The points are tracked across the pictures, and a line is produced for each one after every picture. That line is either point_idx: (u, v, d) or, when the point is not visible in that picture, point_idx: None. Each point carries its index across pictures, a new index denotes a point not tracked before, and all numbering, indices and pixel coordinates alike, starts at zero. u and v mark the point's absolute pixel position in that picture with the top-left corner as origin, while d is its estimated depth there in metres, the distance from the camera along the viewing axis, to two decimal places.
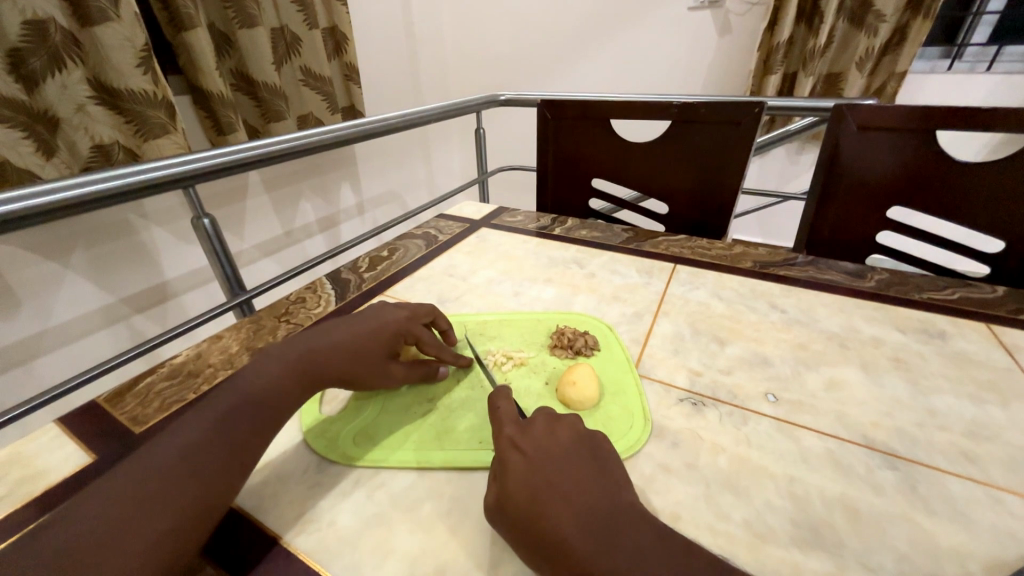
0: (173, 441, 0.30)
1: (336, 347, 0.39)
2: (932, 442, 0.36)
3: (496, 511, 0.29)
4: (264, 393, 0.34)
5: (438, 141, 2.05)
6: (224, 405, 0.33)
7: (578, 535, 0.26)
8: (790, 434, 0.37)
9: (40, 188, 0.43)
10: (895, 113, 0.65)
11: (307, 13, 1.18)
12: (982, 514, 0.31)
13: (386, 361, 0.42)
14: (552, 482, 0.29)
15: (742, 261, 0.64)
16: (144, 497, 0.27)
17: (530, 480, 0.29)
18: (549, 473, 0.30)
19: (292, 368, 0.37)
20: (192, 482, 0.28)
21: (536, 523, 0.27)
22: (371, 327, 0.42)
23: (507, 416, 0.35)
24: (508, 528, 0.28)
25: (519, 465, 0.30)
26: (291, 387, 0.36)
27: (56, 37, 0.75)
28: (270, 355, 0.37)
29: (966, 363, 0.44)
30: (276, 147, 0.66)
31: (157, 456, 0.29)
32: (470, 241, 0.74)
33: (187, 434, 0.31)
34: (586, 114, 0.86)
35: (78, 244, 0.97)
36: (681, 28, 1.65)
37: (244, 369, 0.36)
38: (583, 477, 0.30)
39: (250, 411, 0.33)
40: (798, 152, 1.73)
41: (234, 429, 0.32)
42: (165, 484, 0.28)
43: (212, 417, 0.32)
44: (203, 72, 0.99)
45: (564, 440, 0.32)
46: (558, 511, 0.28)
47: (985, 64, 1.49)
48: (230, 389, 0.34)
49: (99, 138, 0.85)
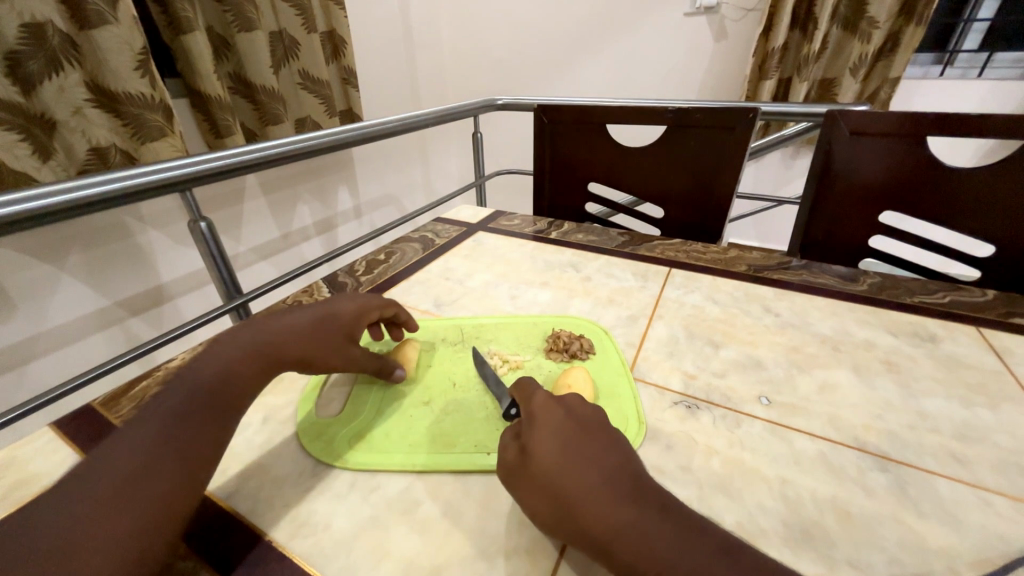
0: (130, 440, 0.29)
1: (291, 332, 0.39)
2: (923, 444, 0.36)
3: (519, 474, 0.30)
4: (218, 383, 0.34)
5: (436, 144, 2.06)
6: (185, 395, 0.32)
7: (602, 499, 0.26)
8: (782, 436, 0.37)
9: (37, 191, 0.44)
10: (885, 119, 0.66)
11: (306, 17, 1.19)
12: (971, 515, 0.31)
13: (344, 343, 0.42)
14: (574, 449, 0.29)
15: (736, 264, 0.65)
16: (108, 496, 0.26)
17: (554, 445, 0.30)
18: (565, 442, 0.30)
19: (248, 355, 0.36)
20: (160, 476, 0.28)
21: (560, 487, 0.27)
22: (325, 312, 0.42)
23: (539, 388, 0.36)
24: (530, 494, 0.29)
25: (544, 431, 0.31)
26: (247, 373, 0.35)
27: (53, 38, 0.75)
28: (227, 342, 0.37)
29: (957, 366, 0.45)
30: (274, 150, 0.67)
31: (117, 454, 0.28)
32: (466, 244, 0.74)
33: (146, 430, 0.30)
34: (582, 119, 0.87)
35: (74, 246, 0.96)
36: (677, 33, 1.67)
37: (200, 357, 0.35)
38: (603, 446, 0.30)
39: (212, 401, 0.33)
40: (794, 157, 1.74)
41: (197, 420, 0.31)
42: (132, 480, 0.27)
43: (175, 406, 0.31)
44: (201, 76, 0.99)
45: (587, 415, 0.33)
46: (579, 476, 0.28)
47: (976, 70, 1.51)
48: (182, 382, 0.33)
49: (97, 140, 0.85)
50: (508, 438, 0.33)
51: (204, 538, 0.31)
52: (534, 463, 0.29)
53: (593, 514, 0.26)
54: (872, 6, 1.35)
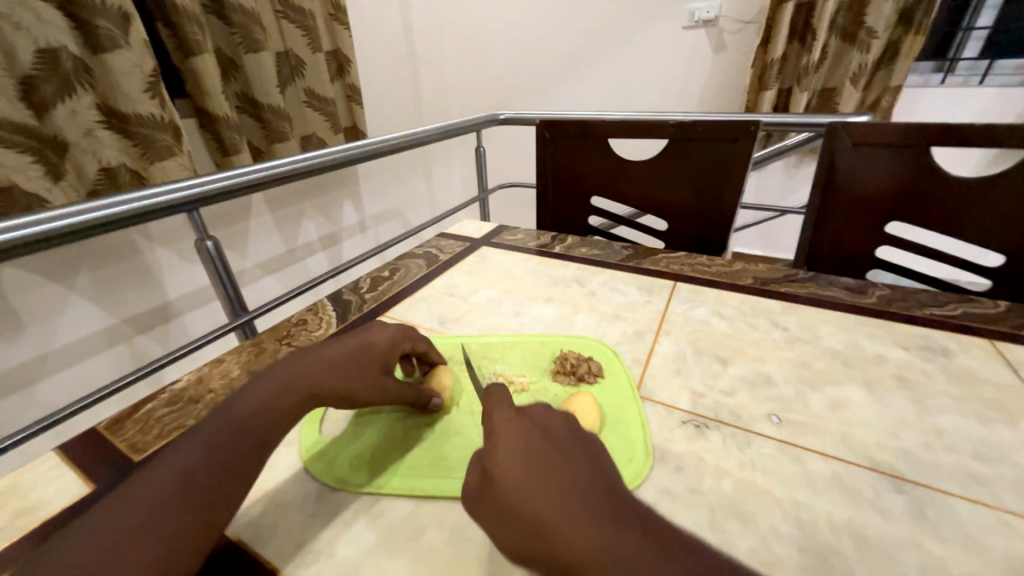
0: (161, 468, 0.30)
1: (324, 363, 0.39)
2: (940, 464, 0.35)
3: (483, 502, 0.28)
4: (252, 415, 0.34)
5: (439, 158, 2.08)
6: (216, 429, 0.33)
7: (571, 522, 0.25)
8: (794, 456, 0.36)
9: (55, 214, 0.45)
10: (888, 130, 0.66)
11: (310, 37, 1.21)
12: (993, 539, 0.30)
13: (376, 374, 0.41)
14: (540, 470, 0.28)
15: (742, 278, 0.64)
16: (130, 527, 0.27)
17: (518, 464, 0.29)
18: (530, 462, 0.29)
19: (283, 388, 0.36)
20: (180, 510, 0.28)
21: (525, 512, 0.26)
22: (360, 343, 0.42)
23: (502, 399, 0.34)
24: (494, 522, 0.27)
25: (508, 454, 0.29)
26: (281, 407, 0.35)
27: (67, 64, 0.77)
28: (264, 376, 0.37)
29: (971, 381, 0.44)
30: (281, 170, 0.67)
31: (149, 481, 0.29)
32: (470, 259, 0.74)
33: (178, 460, 0.31)
34: (584, 134, 0.88)
35: (84, 265, 0.98)
36: (677, 46, 1.69)
37: (238, 392, 0.36)
38: (571, 463, 0.29)
39: (243, 435, 0.33)
40: (796, 166, 1.74)
41: (224, 452, 0.32)
42: (154, 512, 0.28)
43: (205, 441, 0.32)
44: (209, 96, 1.01)
45: (556, 428, 0.32)
46: (543, 498, 0.27)
47: (977, 77, 1.51)
48: (222, 412, 0.34)
49: (107, 161, 0.87)
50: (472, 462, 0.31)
51: (207, 570, 0.31)
52: (497, 492, 0.28)
53: (563, 538, 0.25)
54: (870, 16, 1.37)
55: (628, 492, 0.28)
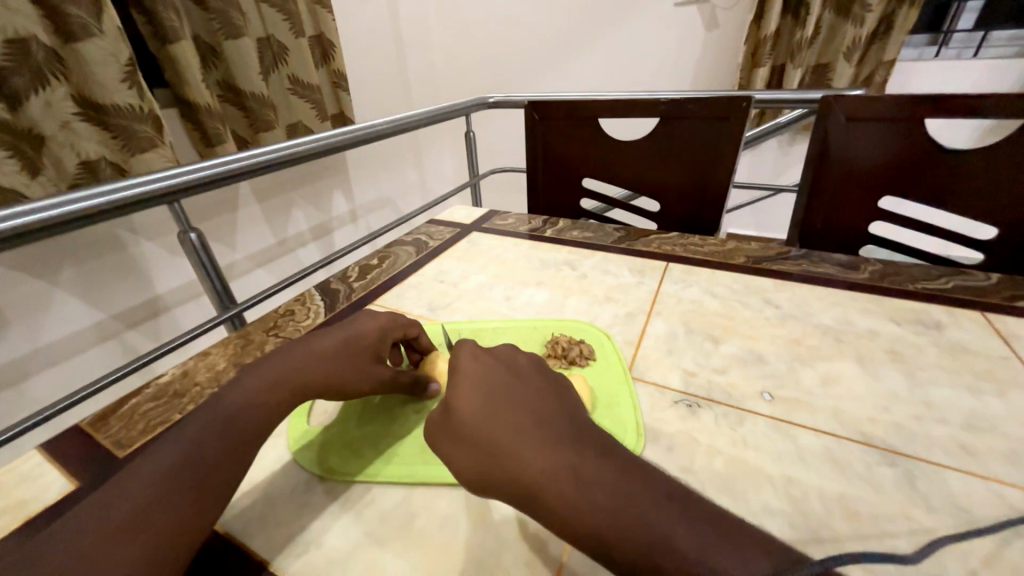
0: (146, 465, 0.30)
1: (314, 356, 0.38)
2: (931, 436, 0.35)
3: (446, 434, 0.31)
4: (241, 410, 0.34)
5: (429, 144, 2.04)
6: (204, 425, 0.32)
7: (523, 446, 0.28)
8: (786, 433, 0.36)
9: (29, 206, 0.43)
10: (883, 104, 0.65)
11: (293, 22, 1.17)
12: (983, 508, 0.30)
13: (367, 364, 0.40)
14: (499, 405, 0.31)
15: (735, 256, 0.64)
16: (115, 525, 0.26)
17: (479, 400, 0.32)
18: (489, 398, 0.32)
19: (273, 381, 0.36)
20: (168, 508, 0.28)
21: (483, 439, 0.29)
22: (350, 334, 0.41)
23: (471, 347, 0.37)
24: (455, 451, 0.30)
25: (469, 392, 0.32)
26: (270, 402, 0.35)
27: (38, 55, 0.74)
28: (252, 370, 0.36)
29: (963, 354, 0.44)
30: (264, 158, 0.65)
31: (134, 478, 0.29)
32: (460, 245, 0.73)
33: (164, 456, 0.30)
34: (574, 114, 0.86)
35: (68, 261, 0.96)
36: (668, 23, 1.65)
37: (226, 387, 0.35)
38: (530, 400, 0.32)
39: (232, 429, 0.32)
40: (790, 144, 1.73)
41: (213, 447, 0.31)
42: (140, 510, 0.27)
43: (192, 437, 0.31)
44: (189, 84, 0.98)
45: (541, 399, 0.32)
46: (499, 428, 0.30)
47: (971, 50, 1.49)
48: (209, 408, 0.33)
49: (85, 153, 0.84)
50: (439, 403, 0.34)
51: (195, 564, 0.30)
52: (458, 424, 0.31)
53: (513, 459, 0.28)
54: None
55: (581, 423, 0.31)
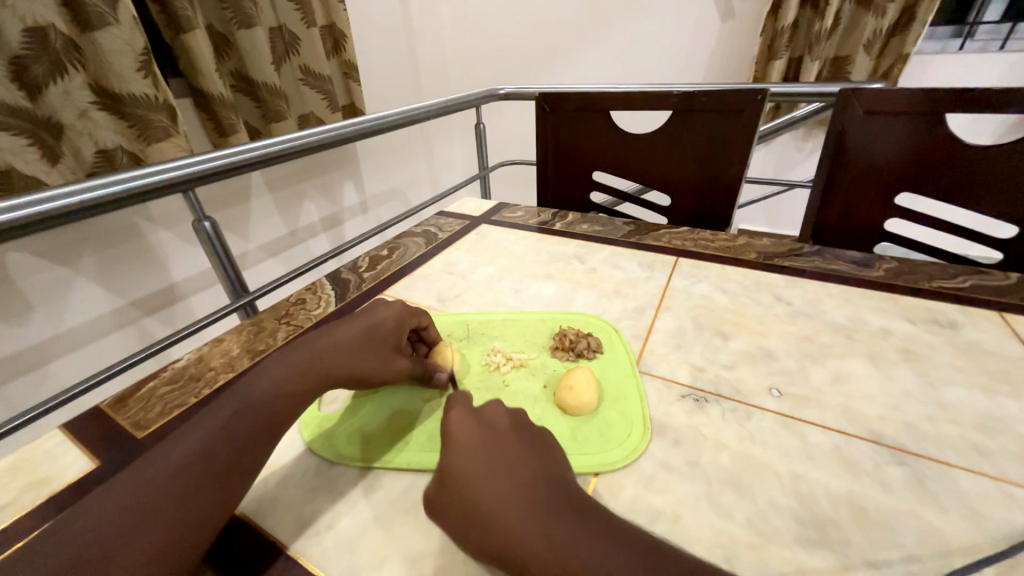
0: (175, 448, 0.30)
1: (337, 346, 0.39)
2: (943, 436, 0.35)
3: (439, 496, 0.30)
4: (268, 399, 0.34)
5: (439, 136, 2.04)
6: (228, 412, 0.33)
7: (520, 514, 0.28)
8: (794, 429, 0.36)
9: (52, 192, 0.44)
10: (902, 97, 0.63)
11: (303, 11, 1.18)
12: (994, 509, 0.30)
13: (389, 354, 0.41)
14: (492, 469, 0.30)
15: (745, 252, 0.63)
16: (146, 505, 0.27)
17: (472, 462, 0.31)
18: (484, 460, 0.31)
19: (295, 372, 0.36)
20: (196, 491, 0.29)
21: (478, 507, 0.28)
22: (371, 326, 0.42)
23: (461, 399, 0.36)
24: (450, 516, 0.29)
25: (463, 451, 0.31)
26: (296, 392, 0.35)
27: (55, 43, 0.75)
28: (276, 360, 0.37)
29: (979, 354, 0.43)
30: (275, 147, 0.65)
31: (164, 461, 0.30)
32: (469, 237, 0.73)
33: (192, 440, 0.31)
34: (585, 106, 0.85)
35: (88, 248, 0.98)
36: (684, 14, 1.63)
37: (250, 375, 0.36)
38: (515, 463, 0.31)
39: (258, 418, 0.33)
40: (805, 139, 1.70)
41: (240, 434, 0.32)
42: (170, 493, 0.28)
43: (216, 424, 0.32)
44: (203, 74, 0.99)
45: (525, 462, 0.32)
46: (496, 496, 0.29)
47: (998, 42, 1.45)
48: (238, 395, 0.34)
49: (103, 143, 0.86)
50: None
51: (214, 545, 0.31)
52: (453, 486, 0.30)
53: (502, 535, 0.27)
54: None
55: (568, 485, 0.31)
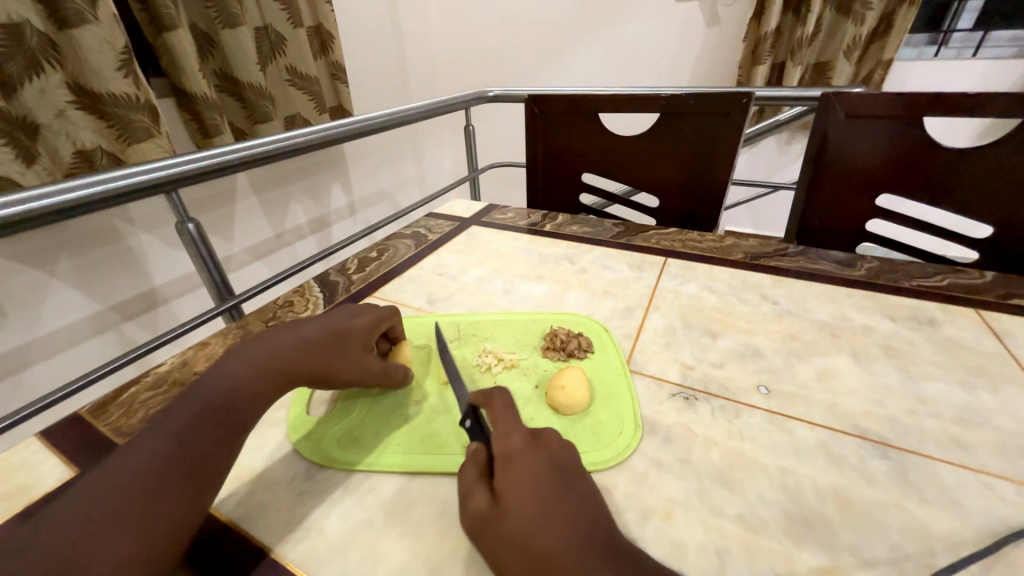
0: (135, 453, 0.29)
1: (302, 344, 0.38)
2: (925, 430, 0.36)
3: (493, 527, 0.27)
4: (233, 398, 0.33)
5: (427, 138, 2.03)
6: (193, 412, 0.32)
7: (568, 553, 0.25)
8: (781, 425, 0.37)
9: (33, 192, 0.43)
10: (882, 100, 0.65)
11: (291, 11, 1.16)
12: (974, 500, 0.31)
13: (359, 354, 0.41)
14: (546, 495, 0.28)
15: (732, 253, 0.64)
16: (111, 513, 0.26)
17: (527, 482, 0.29)
18: (547, 493, 0.28)
19: (262, 369, 0.35)
20: (165, 495, 0.28)
21: (521, 534, 0.26)
22: (340, 326, 0.41)
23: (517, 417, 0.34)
24: (489, 539, 0.27)
25: (524, 480, 0.29)
26: (262, 390, 0.35)
27: (32, 40, 0.73)
28: (240, 356, 0.36)
29: (956, 349, 0.44)
30: (261, 148, 0.65)
31: (124, 467, 0.28)
32: (459, 239, 0.73)
33: (154, 445, 0.30)
34: (574, 109, 0.86)
35: (65, 251, 0.95)
36: (670, 19, 1.65)
37: (212, 373, 0.34)
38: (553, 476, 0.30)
39: (225, 418, 0.32)
40: (788, 143, 1.73)
41: (206, 435, 0.31)
42: (140, 499, 0.27)
43: (183, 424, 0.31)
44: (186, 74, 0.97)
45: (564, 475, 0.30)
46: (559, 537, 0.26)
47: (971, 49, 1.50)
48: (198, 395, 0.33)
49: (82, 143, 0.83)
50: (467, 490, 0.30)
51: (197, 550, 0.30)
52: (511, 517, 0.27)
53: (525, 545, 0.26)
54: None
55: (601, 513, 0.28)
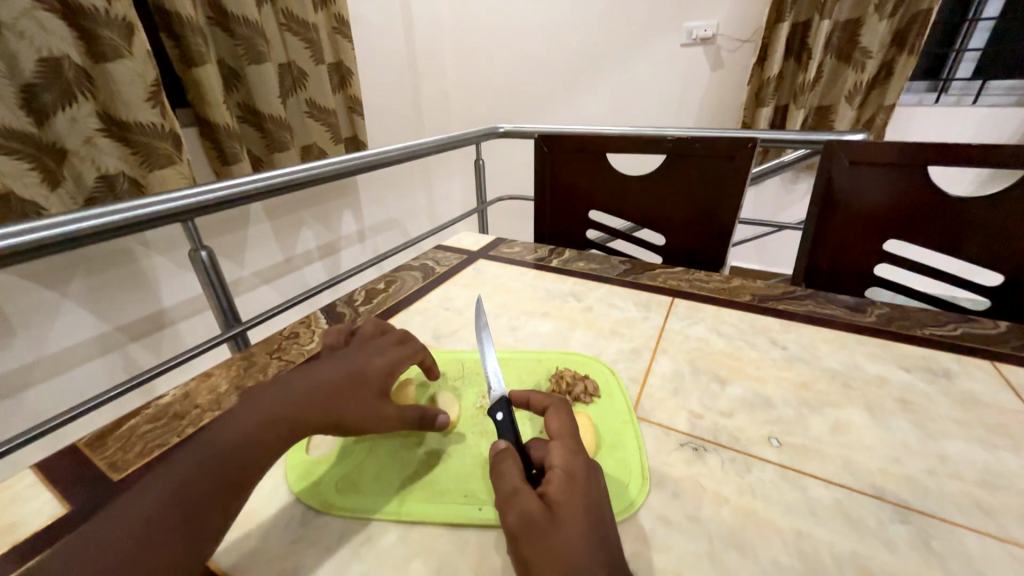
0: (145, 495, 0.29)
1: (323, 388, 0.37)
2: (945, 492, 0.34)
3: (542, 534, 0.26)
4: (242, 442, 0.32)
5: (438, 169, 2.09)
6: (206, 456, 0.31)
7: None
8: (795, 482, 0.35)
9: (54, 220, 0.44)
10: (884, 149, 0.66)
11: (314, 50, 1.23)
12: (1003, 574, 0.29)
13: (375, 397, 0.39)
14: (590, 520, 0.28)
15: (740, 294, 0.64)
16: (108, 567, 0.25)
17: (575, 502, 0.28)
18: (595, 517, 0.28)
19: (279, 414, 0.34)
20: (161, 549, 0.27)
21: (563, 551, 0.26)
22: (363, 366, 0.40)
23: (569, 433, 0.33)
24: (530, 545, 0.26)
25: (577, 499, 0.28)
26: (276, 436, 0.33)
27: (69, 73, 0.77)
28: (260, 398, 0.35)
29: (975, 405, 0.43)
30: (279, 179, 0.66)
31: (133, 511, 0.28)
32: (466, 272, 0.74)
33: (160, 490, 0.29)
34: (582, 148, 0.88)
35: (78, 272, 0.97)
36: (675, 63, 1.71)
37: (232, 415, 0.34)
38: (598, 504, 0.29)
39: (236, 463, 0.31)
40: (793, 181, 1.76)
41: (213, 483, 0.30)
42: (141, 547, 0.27)
43: (196, 467, 0.30)
44: (210, 106, 1.02)
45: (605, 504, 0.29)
46: (600, 566, 0.26)
47: (971, 97, 1.54)
48: (211, 437, 0.32)
49: (105, 168, 0.86)
50: (516, 490, 0.29)
51: None
52: (562, 531, 0.27)
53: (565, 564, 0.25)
54: (865, 37, 1.39)
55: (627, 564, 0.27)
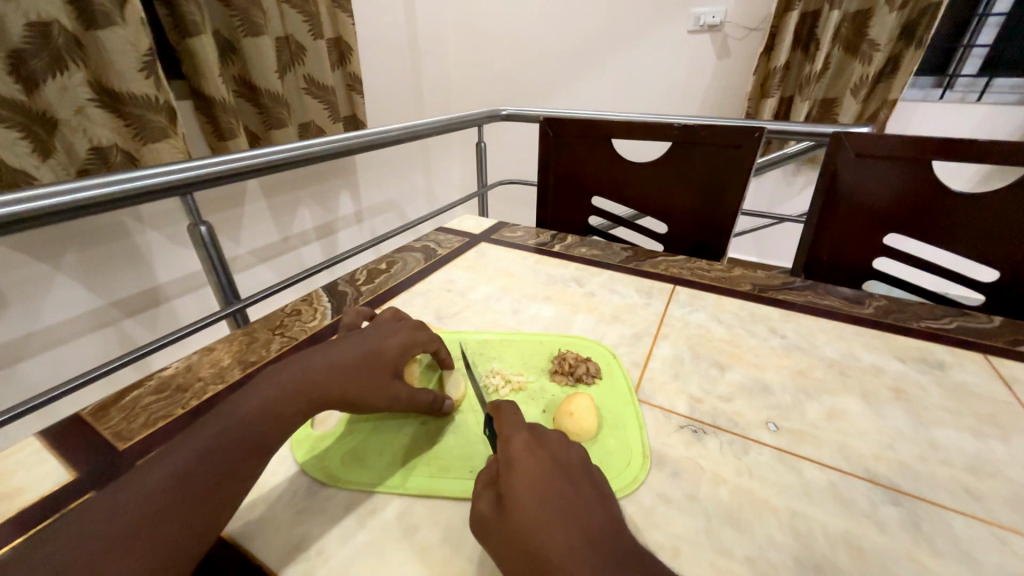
0: (153, 470, 0.29)
1: (332, 367, 0.37)
2: (935, 477, 0.35)
3: (498, 528, 0.28)
4: (249, 422, 0.33)
5: (438, 152, 2.07)
6: (214, 433, 0.31)
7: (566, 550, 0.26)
8: (790, 464, 0.36)
9: (50, 188, 0.44)
10: (889, 142, 0.66)
11: (313, 24, 1.19)
12: (988, 554, 0.30)
13: (383, 377, 0.39)
14: (546, 497, 0.29)
15: (741, 284, 0.64)
16: (119, 535, 0.26)
17: (529, 483, 0.29)
18: (553, 491, 0.29)
19: (288, 393, 0.35)
20: (171, 519, 0.27)
21: (522, 535, 0.27)
22: (372, 347, 0.40)
23: (518, 421, 0.34)
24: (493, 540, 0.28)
25: (529, 479, 0.29)
26: (285, 414, 0.34)
27: (59, 39, 0.75)
28: (268, 378, 0.36)
29: (967, 396, 0.44)
30: (278, 156, 0.65)
31: (140, 485, 0.28)
32: (468, 255, 0.73)
33: (166, 465, 0.29)
34: (586, 133, 0.87)
35: (71, 245, 0.95)
36: (681, 50, 1.69)
37: (240, 395, 0.34)
38: (555, 480, 0.30)
39: (244, 440, 0.32)
40: (794, 174, 1.76)
41: (221, 458, 0.30)
42: (150, 517, 0.27)
43: (203, 444, 0.31)
44: (206, 78, 0.99)
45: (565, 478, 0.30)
46: (562, 536, 0.27)
47: (976, 94, 1.53)
48: (219, 417, 0.32)
49: (98, 140, 0.84)
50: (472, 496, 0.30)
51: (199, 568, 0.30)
52: (517, 514, 0.28)
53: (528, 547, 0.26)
54: (874, 29, 1.38)
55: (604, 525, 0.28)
